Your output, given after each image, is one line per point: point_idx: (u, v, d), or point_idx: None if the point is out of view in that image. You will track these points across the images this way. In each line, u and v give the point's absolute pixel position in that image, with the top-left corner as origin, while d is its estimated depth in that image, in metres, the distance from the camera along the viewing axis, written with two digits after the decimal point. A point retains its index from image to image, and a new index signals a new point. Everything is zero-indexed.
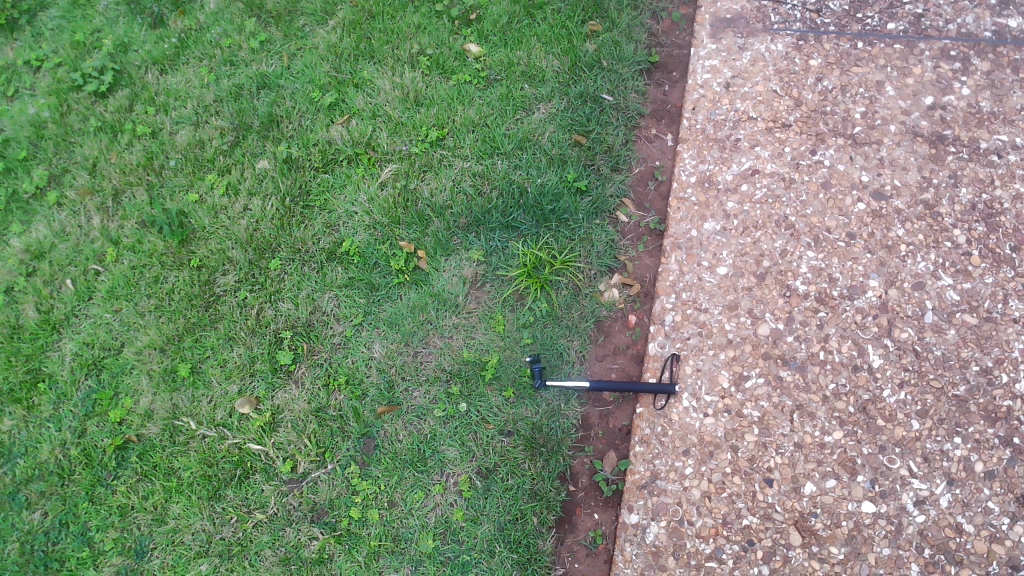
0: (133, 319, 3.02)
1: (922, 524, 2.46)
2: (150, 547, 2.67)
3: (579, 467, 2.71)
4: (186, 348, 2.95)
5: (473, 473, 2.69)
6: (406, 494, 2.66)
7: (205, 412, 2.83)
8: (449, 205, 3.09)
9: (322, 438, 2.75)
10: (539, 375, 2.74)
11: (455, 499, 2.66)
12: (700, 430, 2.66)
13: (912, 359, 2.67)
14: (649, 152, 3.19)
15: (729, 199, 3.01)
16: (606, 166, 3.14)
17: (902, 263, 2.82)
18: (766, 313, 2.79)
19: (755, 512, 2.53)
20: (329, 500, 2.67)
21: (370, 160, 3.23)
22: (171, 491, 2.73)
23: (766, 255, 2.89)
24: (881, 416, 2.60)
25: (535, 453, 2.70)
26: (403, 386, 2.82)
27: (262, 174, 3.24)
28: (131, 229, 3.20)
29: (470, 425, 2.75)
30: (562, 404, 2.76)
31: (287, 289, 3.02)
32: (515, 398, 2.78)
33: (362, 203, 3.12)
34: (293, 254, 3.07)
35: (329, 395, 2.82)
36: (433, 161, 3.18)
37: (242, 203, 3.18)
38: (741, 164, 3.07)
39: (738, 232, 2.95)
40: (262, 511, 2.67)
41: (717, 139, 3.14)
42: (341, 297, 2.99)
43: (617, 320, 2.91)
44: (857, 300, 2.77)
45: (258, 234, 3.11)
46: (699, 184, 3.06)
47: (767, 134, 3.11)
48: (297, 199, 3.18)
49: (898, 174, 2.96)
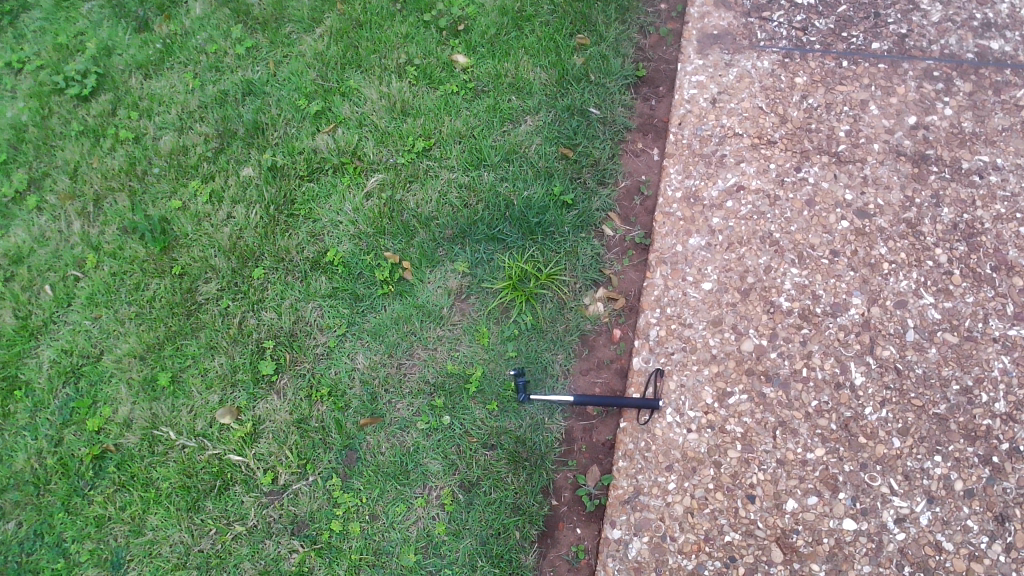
0: (113, 327, 2.99)
1: (902, 541, 2.46)
2: (126, 559, 2.62)
3: (561, 481, 2.70)
4: (166, 356, 2.92)
5: (456, 486, 2.67)
6: (389, 507, 2.63)
7: (184, 422, 2.80)
8: (435, 216, 3.09)
9: (303, 449, 2.73)
10: (523, 390, 2.74)
11: (437, 512, 2.63)
12: (683, 445, 2.66)
13: (894, 377, 2.69)
14: (635, 166, 3.21)
15: (715, 214, 3.02)
16: (592, 179, 3.15)
17: (885, 281, 2.84)
18: (749, 329, 2.80)
19: (737, 529, 2.53)
20: (310, 513, 2.64)
21: (356, 169, 3.21)
22: (149, 502, 2.69)
23: (751, 271, 2.90)
24: (863, 434, 2.62)
25: (518, 466, 2.69)
26: (386, 398, 2.80)
27: (247, 182, 3.22)
28: (112, 235, 3.17)
29: (452, 438, 2.73)
30: (546, 418, 2.76)
31: (269, 299, 2.99)
32: (499, 411, 2.77)
33: (347, 213, 3.11)
34: (276, 263, 3.05)
35: (311, 406, 2.80)
36: (419, 172, 3.18)
37: (226, 211, 3.16)
38: (726, 180, 3.08)
39: (723, 247, 2.96)
40: (242, 523, 2.63)
41: (702, 155, 3.15)
42: (325, 307, 2.97)
43: (602, 334, 2.91)
44: (840, 318, 2.79)
45: (241, 242, 3.09)
46: (685, 199, 3.07)
47: (752, 151, 3.13)
48: (281, 207, 3.16)
49: (881, 194, 2.99)
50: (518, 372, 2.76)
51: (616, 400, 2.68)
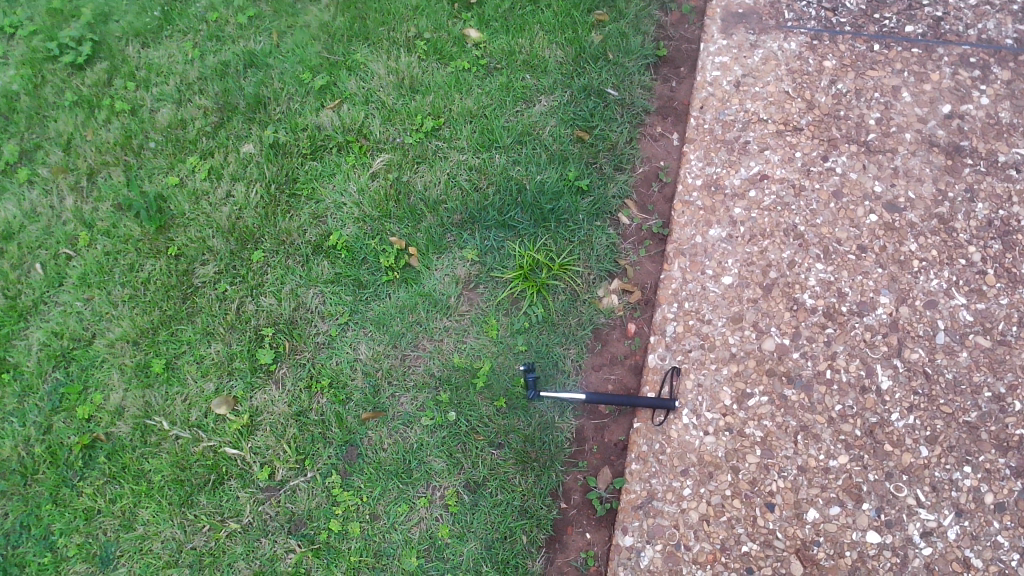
0: (106, 309, 2.86)
1: (928, 556, 2.36)
2: (116, 555, 2.52)
3: (571, 483, 2.59)
4: (160, 342, 2.79)
5: (461, 486, 2.56)
6: (390, 507, 2.52)
7: (178, 411, 2.68)
8: (443, 200, 2.95)
9: (301, 444, 2.61)
10: (532, 386, 2.59)
11: (440, 514, 2.52)
12: (699, 449, 2.55)
13: (922, 381, 2.57)
14: (653, 151, 3.06)
15: (737, 204, 2.88)
16: (608, 165, 3.00)
17: (915, 280, 2.70)
18: (771, 327, 2.68)
19: (755, 539, 2.42)
20: (308, 511, 2.53)
21: (361, 148, 3.06)
22: (140, 496, 2.58)
23: (773, 266, 2.77)
24: (889, 441, 2.50)
25: (526, 467, 2.57)
26: (389, 391, 2.67)
27: (247, 159, 3.08)
28: (105, 212, 3.03)
29: (458, 435, 2.61)
30: (556, 416, 2.63)
31: (269, 284, 2.86)
32: (507, 408, 2.65)
33: (351, 194, 2.97)
34: (276, 245, 2.92)
35: (311, 398, 2.68)
36: (428, 152, 3.03)
37: (225, 189, 3.02)
38: (749, 169, 2.94)
39: (745, 240, 2.82)
40: (236, 521, 2.53)
41: (725, 141, 3.00)
42: (327, 293, 2.84)
43: (615, 328, 2.78)
44: (867, 318, 2.66)
45: (240, 223, 2.95)
46: (705, 187, 2.93)
47: (777, 138, 2.98)
48: (282, 186, 3.02)
49: (913, 186, 2.84)
50: (527, 367, 2.61)
51: (630, 399, 2.54)
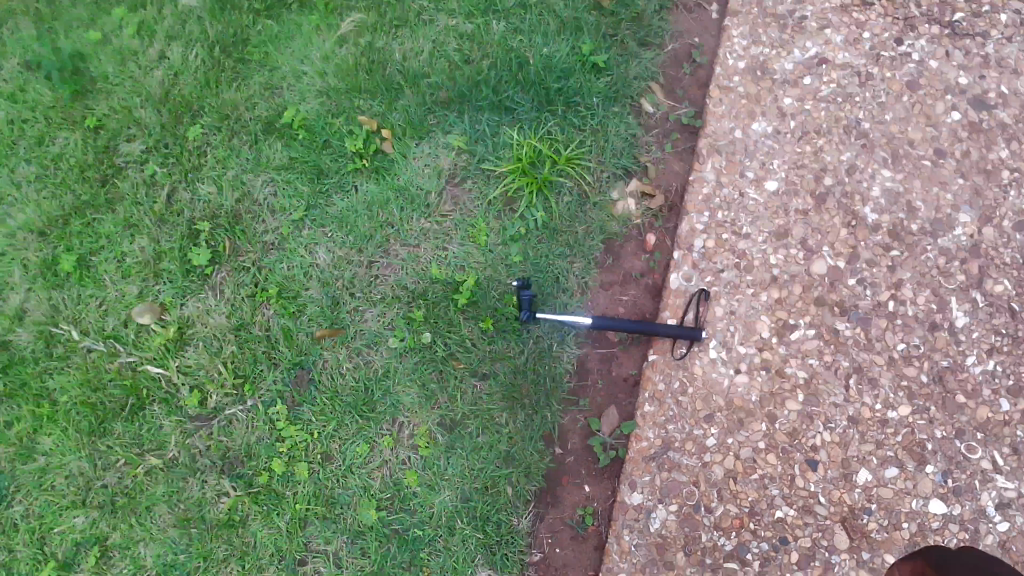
0: (5, 190, 2.30)
1: (1004, 534, 1.94)
2: (11, 491, 2.07)
3: (569, 425, 2.12)
4: (72, 233, 2.26)
5: (434, 425, 2.10)
6: (346, 447, 2.08)
7: (91, 319, 2.18)
8: (427, 72, 2.36)
9: (240, 365, 2.13)
10: (526, 307, 2.08)
11: (408, 457, 2.08)
12: (728, 391, 2.08)
13: (1006, 320, 2.09)
14: (688, 25, 2.45)
15: (787, 93, 2.34)
16: (632, 38, 2.39)
17: (1004, 195, 2.19)
18: (823, 246, 2.18)
19: (792, 504, 2.00)
20: (246, 447, 2.08)
21: (327, 6, 2.43)
22: (42, 420, 2.11)
23: (829, 170, 2.25)
24: (962, 391, 2.04)
25: (514, 404, 2.10)
26: (351, 306, 2.18)
27: (185, 14, 2.45)
28: (10, 71, 2.42)
29: (433, 363, 2.13)
30: (555, 344, 2.14)
31: (206, 168, 2.31)
32: (495, 332, 2.15)
33: (314, 61, 2.39)
34: (219, 121, 2.34)
35: (255, 310, 2.18)
36: (410, 14, 2.41)
37: (158, 48, 2.41)
38: (805, 50, 2.38)
39: (796, 138, 2.29)
40: (158, 456, 2.07)
41: (777, 14, 2.42)
42: (279, 183, 2.29)
43: (631, 240, 2.26)
44: (942, 239, 2.16)
45: (175, 91, 2.36)
46: (749, 71, 2.38)
47: (842, 13, 2.41)
48: (229, 48, 2.41)
49: (1007, 79, 2.30)
50: (521, 283, 2.09)
51: (649, 329, 2.06)
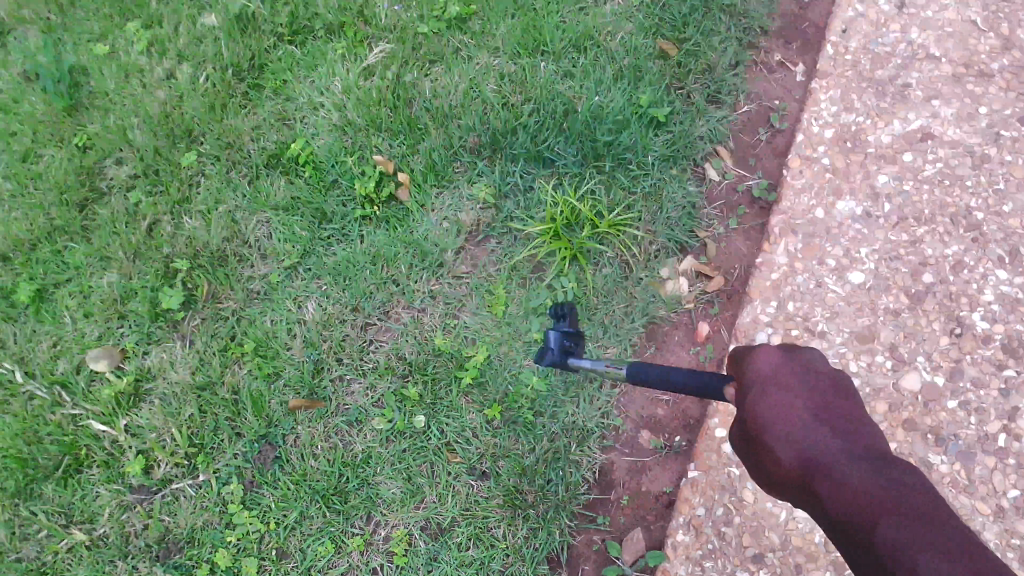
0: None
1: None
2: None
3: (581, 548, 1.70)
4: (39, 260, 1.98)
5: (416, 529, 1.71)
6: (307, 544, 1.71)
7: (40, 359, 1.87)
8: (456, 114, 2.05)
9: (199, 431, 1.80)
10: (554, 346, 1.48)
11: (379, 566, 1.69)
12: (785, 527, 1.63)
13: None
14: (768, 89, 2.11)
15: (881, 170, 1.96)
16: (698, 95, 2.07)
17: None
18: (917, 356, 1.76)
19: None
20: (188, 532, 1.72)
21: (357, 37, 2.17)
22: None
23: (930, 265, 1.84)
24: None
25: (515, 515, 1.71)
26: (336, 374, 1.84)
27: (204, 36, 2.20)
28: (9, 81, 2.19)
29: (424, 452, 1.77)
30: (573, 445, 1.75)
31: (199, 200, 2.02)
32: (501, 423, 1.78)
33: (333, 93, 2.09)
34: (219, 155, 2.07)
35: (224, 366, 1.85)
36: (448, 51, 2.13)
37: (167, 70, 2.17)
38: (906, 122, 2.01)
39: (891, 223, 1.90)
40: (85, 531, 1.73)
41: (874, 81, 2.07)
42: (274, 223, 1.99)
43: (679, 327, 1.86)
44: None
45: (176, 115, 2.10)
46: (837, 141, 2.00)
47: (953, 84, 2.05)
48: (243, 75, 2.16)
49: None
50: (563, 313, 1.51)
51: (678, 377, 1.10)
